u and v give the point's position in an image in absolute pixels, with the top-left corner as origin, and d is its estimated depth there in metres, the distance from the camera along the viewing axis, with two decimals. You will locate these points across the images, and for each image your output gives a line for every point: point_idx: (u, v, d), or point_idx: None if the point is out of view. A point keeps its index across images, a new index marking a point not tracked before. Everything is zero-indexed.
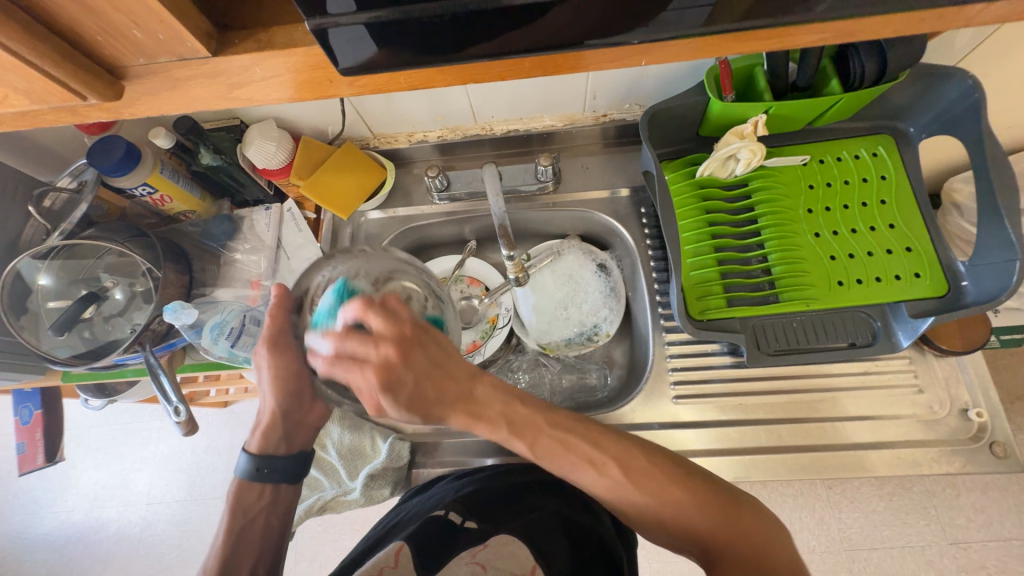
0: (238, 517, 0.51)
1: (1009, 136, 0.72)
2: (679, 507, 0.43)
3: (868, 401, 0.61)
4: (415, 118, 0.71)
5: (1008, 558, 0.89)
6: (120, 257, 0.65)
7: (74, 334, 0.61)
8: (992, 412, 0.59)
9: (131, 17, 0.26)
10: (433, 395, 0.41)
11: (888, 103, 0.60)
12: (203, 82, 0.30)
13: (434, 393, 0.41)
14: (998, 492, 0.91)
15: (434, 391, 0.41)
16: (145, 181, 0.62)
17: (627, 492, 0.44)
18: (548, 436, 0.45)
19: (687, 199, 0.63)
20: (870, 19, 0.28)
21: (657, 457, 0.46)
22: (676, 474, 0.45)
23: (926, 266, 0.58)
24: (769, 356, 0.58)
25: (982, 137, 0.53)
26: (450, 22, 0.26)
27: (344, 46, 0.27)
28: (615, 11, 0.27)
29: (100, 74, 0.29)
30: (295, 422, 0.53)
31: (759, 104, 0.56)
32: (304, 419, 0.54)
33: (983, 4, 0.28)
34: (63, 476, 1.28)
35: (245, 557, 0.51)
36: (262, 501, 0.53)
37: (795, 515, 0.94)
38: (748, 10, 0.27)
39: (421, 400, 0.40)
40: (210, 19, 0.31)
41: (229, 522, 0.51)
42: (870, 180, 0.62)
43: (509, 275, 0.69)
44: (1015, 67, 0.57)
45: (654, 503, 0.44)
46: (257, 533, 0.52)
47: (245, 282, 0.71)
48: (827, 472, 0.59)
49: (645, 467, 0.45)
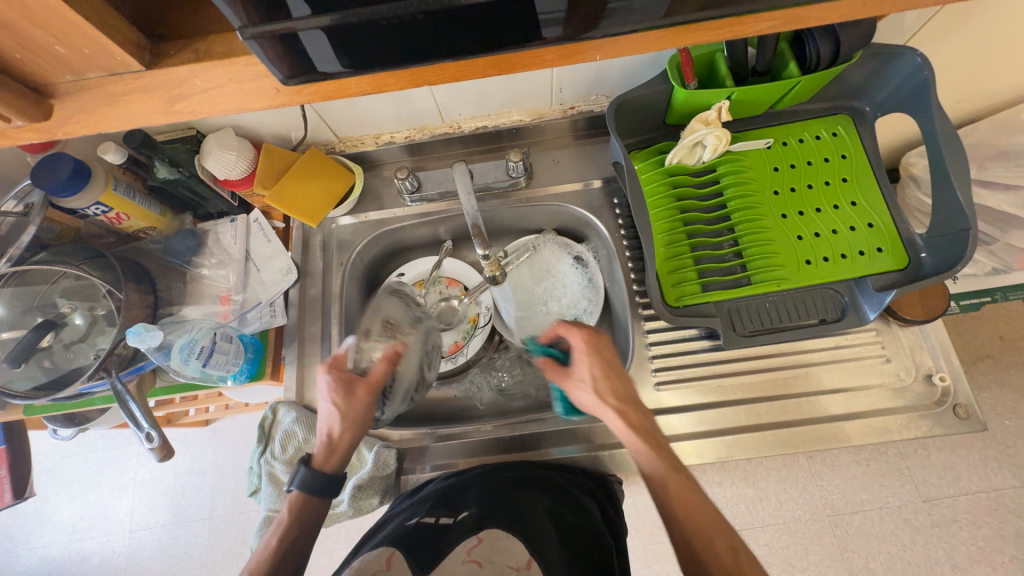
0: (284, 533, 0.48)
1: (959, 110, 0.75)
2: None
3: (841, 373, 0.63)
4: (380, 120, 0.69)
5: (977, 510, 0.94)
6: (77, 281, 0.62)
7: (33, 364, 0.58)
8: (955, 376, 0.62)
9: (53, 32, 0.25)
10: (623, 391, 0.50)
11: (845, 83, 0.62)
12: (140, 96, 0.29)
13: (628, 393, 0.50)
14: (965, 449, 0.96)
15: (614, 383, 0.50)
16: (97, 200, 0.59)
17: None
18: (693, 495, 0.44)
19: (657, 188, 0.64)
20: (814, 7, 0.29)
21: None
22: None
23: (888, 240, 0.60)
24: (745, 337, 0.59)
25: (933, 114, 0.55)
26: (395, 26, 0.25)
27: (289, 53, 0.26)
28: (571, 9, 0.26)
29: (26, 94, 0.27)
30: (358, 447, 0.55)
31: (720, 91, 0.57)
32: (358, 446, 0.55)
33: None
34: (36, 511, 1.22)
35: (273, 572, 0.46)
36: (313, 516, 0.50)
37: (780, 487, 0.98)
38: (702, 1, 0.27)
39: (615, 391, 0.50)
40: (143, 29, 0.29)
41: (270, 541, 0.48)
42: (831, 159, 0.64)
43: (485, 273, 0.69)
44: (961, 43, 0.59)
45: None
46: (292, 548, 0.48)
47: (213, 298, 0.69)
48: (806, 445, 0.60)
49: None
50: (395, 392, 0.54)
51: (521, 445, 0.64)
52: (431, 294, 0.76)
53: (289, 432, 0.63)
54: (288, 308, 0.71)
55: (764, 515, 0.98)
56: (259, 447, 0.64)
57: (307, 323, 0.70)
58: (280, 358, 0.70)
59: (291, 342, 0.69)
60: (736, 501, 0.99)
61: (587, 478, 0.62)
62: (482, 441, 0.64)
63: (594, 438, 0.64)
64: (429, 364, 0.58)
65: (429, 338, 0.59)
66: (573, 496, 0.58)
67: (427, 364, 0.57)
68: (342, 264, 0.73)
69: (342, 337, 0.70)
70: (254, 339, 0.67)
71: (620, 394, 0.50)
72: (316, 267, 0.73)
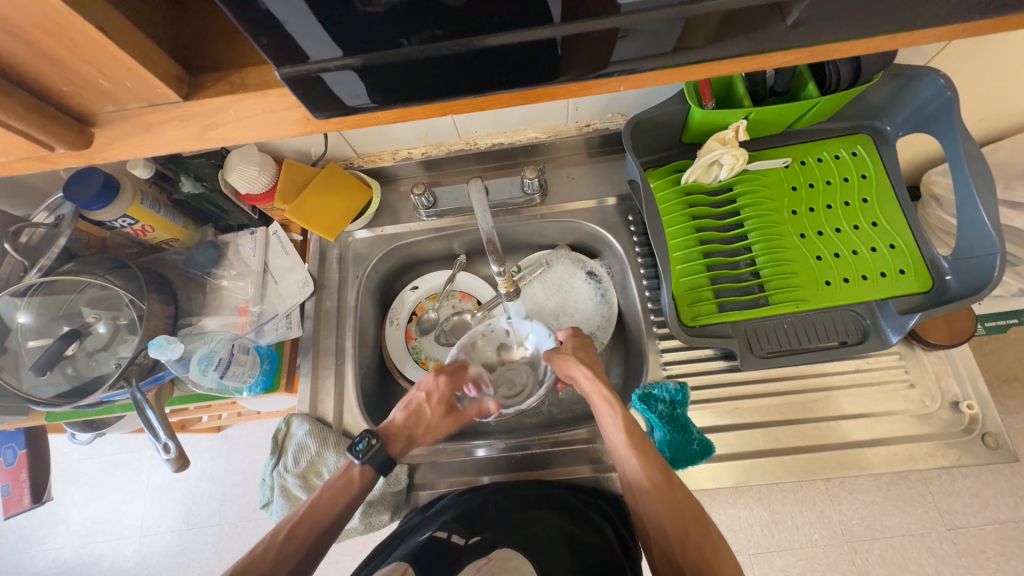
0: (336, 500, 0.53)
1: (983, 129, 0.74)
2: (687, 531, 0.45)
3: (863, 398, 0.61)
4: (398, 137, 0.70)
5: (1006, 541, 0.90)
6: (102, 290, 0.64)
7: (57, 372, 0.59)
8: (983, 403, 0.60)
9: (99, 67, 0.26)
10: (591, 361, 0.59)
11: (865, 103, 0.61)
12: (176, 125, 0.30)
13: (597, 362, 0.59)
14: (992, 476, 0.92)
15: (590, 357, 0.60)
16: (125, 213, 0.60)
17: (659, 499, 0.48)
18: (634, 433, 0.52)
19: (673, 206, 0.64)
20: (838, 44, 0.28)
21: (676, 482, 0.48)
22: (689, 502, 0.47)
23: (911, 263, 0.59)
24: (762, 359, 0.58)
25: (957, 135, 0.53)
26: (420, 64, 0.26)
27: (317, 88, 0.27)
28: (594, 46, 0.26)
29: (69, 123, 0.29)
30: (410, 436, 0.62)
31: (738, 111, 0.57)
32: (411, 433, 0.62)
33: (952, 22, 0.27)
34: (51, 514, 1.24)
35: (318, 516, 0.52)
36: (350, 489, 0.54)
37: (796, 510, 0.95)
38: (715, 34, 0.27)
39: (582, 361, 0.59)
40: (180, 60, 0.30)
41: (324, 504, 0.52)
42: (850, 179, 0.63)
43: (501, 290, 0.68)
44: (982, 63, 0.58)
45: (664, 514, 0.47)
46: (326, 504, 0.53)
47: (231, 309, 0.70)
48: (828, 472, 0.59)
49: (672, 479, 0.48)
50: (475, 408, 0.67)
51: (531, 463, 0.64)
52: (443, 308, 0.78)
53: (302, 444, 0.63)
54: (304, 320, 0.72)
55: (778, 539, 0.95)
56: (272, 459, 0.64)
57: (322, 336, 0.71)
58: (295, 368, 0.71)
59: (306, 355, 0.70)
60: (750, 524, 0.96)
61: (602, 500, 0.60)
62: (492, 459, 0.64)
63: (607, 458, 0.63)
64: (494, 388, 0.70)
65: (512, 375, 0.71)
66: (587, 519, 0.56)
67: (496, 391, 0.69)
68: (357, 277, 0.73)
69: (356, 350, 0.71)
70: (269, 351, 0.68)
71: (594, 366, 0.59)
72: (332, 280, 0.74)
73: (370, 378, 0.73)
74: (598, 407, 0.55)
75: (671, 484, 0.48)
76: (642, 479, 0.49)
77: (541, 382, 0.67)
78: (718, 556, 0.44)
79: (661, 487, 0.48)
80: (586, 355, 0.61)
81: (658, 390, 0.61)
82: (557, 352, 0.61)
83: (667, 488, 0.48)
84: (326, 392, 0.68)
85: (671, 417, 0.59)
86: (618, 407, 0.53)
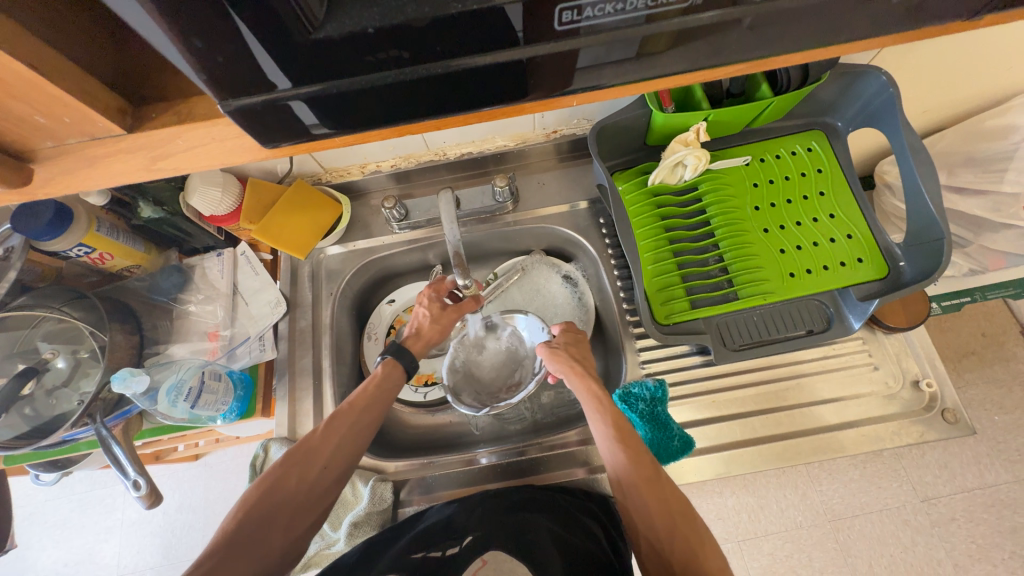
0: (372, 389, 0.57)
1: (927, 121, 0.78)
2: (674, 524, 0.46)
3: (832, 383, 0.64)
4: (366, 151, 0.70)
5: (974, 507, 0.95)
6: (59, 323, 0.60)
7: (13, 413, 0.55)
8: (941, 381, 0.63)
9: (34, 104, 0.25)
10: (582, 358, 0.60)
11: (817, 99, 0.64)
12: (122, 157, 0.29)
13: (587, 361, 0.61)
14: (958, 447, 0.98)
15: (579, 352, 0.62)
16: (81, 241, 0.58)
17: (648, 489, 0.47)
18: (624, 430, 0.52)
19: (642, 207, 0.65)
20: (780, 56, 0.30)
21: (664, 478, 0.49)
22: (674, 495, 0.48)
23: (868, 251, 0.62)
24: (735, 352, 0.59)
25: (901, 128, 0.56)
26: (373, 93, 0.26)
27: (268, 119, 0.26)
28: (547, 68, 0.27)
29: (6, 160, 0.28)
30: (421, 337, 0.66)
31: (697, 113, 0.59)
32: (422, 331, 0.66)
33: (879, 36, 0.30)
34: (17, 560, 1.17)
35: (345, 422, 0.54)
36: (373, 394, 0.57)
37: (780, 494, 0.98)
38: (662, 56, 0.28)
39: (573, 357, 0.60)
40: (123, 90, 0.29)
41: (362, 393, 0.56)
42: (807, 173, 0.66)
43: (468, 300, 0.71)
44: (922, 60, 0.61)
45: (651, 511, 0.46)
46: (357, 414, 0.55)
47: (201, 334, 0.68)
48: (805, 458, 0.60)
49: (661, 474, 0.49)
50: (480, 401, 0.67)
51: (519, 471, 0.64)
52: None
53: None
54: (278, 340, 0.70)
55: (765, 524, 0.98)
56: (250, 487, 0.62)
57: (298, 356, 0.69)
58: (271, 392, 0.69)
59: (282, 377, 0.68)
60: (738, 512, 0.99)
61: (591, 501, 0.60)
62: (478, 469, 0.64)
63: (593, 459, 0.63)
64: (497, 384, 0.70)
65: (513, 368, 0.71)
66: (576, 520, 0.57)
67: (497, 386, 0.70)
68: (331, 293, 0.72)
69: (334, 368, 0.69)
70: (243, 375, 0.66)
71: (581, 358, 0.61)
72: (305, 298, 0.72)
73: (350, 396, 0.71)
74: (586, 402, 0.55)
75: (660, 479, 0.48)
76: (632, 473, 0.48)
77: (537, 373, 0.67)
78: (705, 549, 0.44)
79: (651, 479, 0.48)
80: (577, 352, 0.62)
81: (636, 390, 0.62)
82: (551, 344, 0.63)
83: (657, 482, 0.48)
84: (305, 413, 0.66)
85: (651, 415, 0.60)
86: (605, 404, 0.54)
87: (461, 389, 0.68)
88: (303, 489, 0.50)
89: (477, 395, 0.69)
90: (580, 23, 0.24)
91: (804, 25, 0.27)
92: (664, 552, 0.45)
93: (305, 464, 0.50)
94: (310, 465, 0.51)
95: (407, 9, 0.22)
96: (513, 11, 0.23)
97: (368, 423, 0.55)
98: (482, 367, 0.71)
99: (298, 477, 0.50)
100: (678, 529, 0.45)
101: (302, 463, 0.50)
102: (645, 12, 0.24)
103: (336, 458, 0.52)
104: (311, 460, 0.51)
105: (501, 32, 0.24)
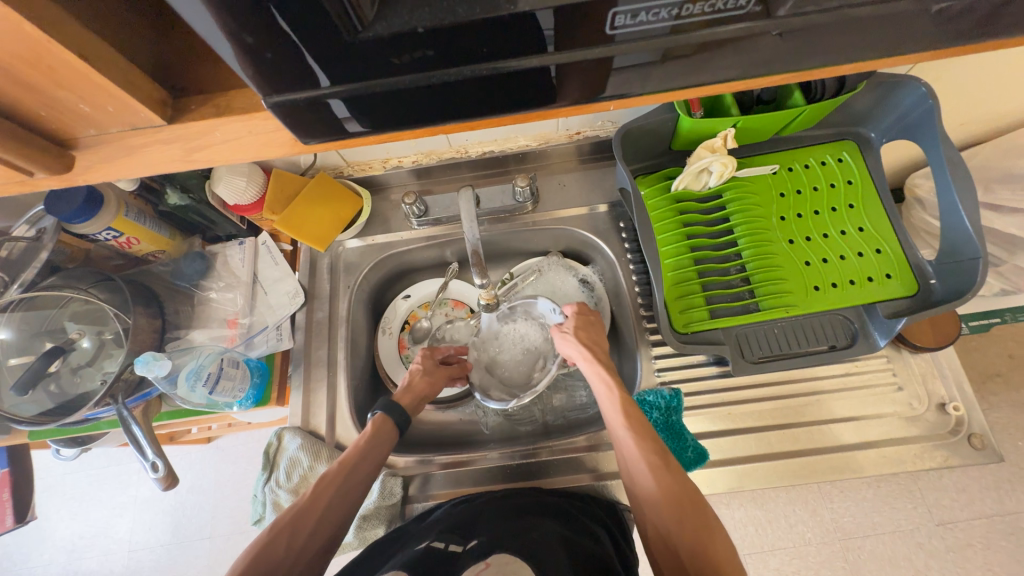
0: (363, 450, 0.56)
1: (965, 133, 0.76)
2: (682, 514, 0.44)
3: (853, 401, 0.62)
4: (389, 146, 0.70)
5: (993, 535, 0.92)
6: (86, 304, 0.62)
7: (40, 390, 0.57)
8: (968, 404, 0.61)
9: (79, 94, 0.26)
10: (594, 342, 0.60)
11: (851, 109, 0.62)
12: (160, 148, 0.30)
13: (599, 345, 0.60)
14: (978, 472, 0.94)
15: (590, 337, 0.60)
16: (109, 225, 0.59)
17: (655, 477, 0.47)
18: (634, 416, 0.52)
19: (664, 213, 0.64)
20: (823, 67, 0.29)
21: (673, 467, 0.47)
22: (681, 481, 0.47)
23: (897, 267, 0.60)
24: (753, 364, 0.58)
25: (940, 142, 0.54)
26: (409, 93, 0.26)
27: (304, 115, 0.26)
28: (584, 74, 0.27)
29: (50, 147, 0.29)
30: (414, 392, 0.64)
31: (726, 119, 0.57)
32: (412, 382, 0.65)
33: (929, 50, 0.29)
34: (36, 530, 1.21)
35: (331, 487, 0.52)
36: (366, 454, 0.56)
37: (789, 509, 0.96)
38: (702, 66, 0.27)
39: (584, 342, 0.59)
40: (161, 81, 0.29)
41: (352, 453, 0.55)
42: (837, 185, 0.64)
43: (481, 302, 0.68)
44: (964, 72, 0.59)
45: (657, 498, 0.46)
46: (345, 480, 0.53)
47: (221, 322, 0.70)
48: (821, 476, 0.59)
49: (670, 459, 0.48)
50: (509, 394, 0.66)
51: (528, 473, 0.64)
52: (436, 316, 0.78)
53: (294, 458, 0.62)
54: (295, 331, 0.71)
55: (772, 538, 0.96)
56: (263, 474, 0.62)
57: (314, 347, 0.70)
58: (286, 381, 0.70)
59: (297, 367, 0.69)
60: (745, 524, 0.97)
61: (598, 509, 0.59)
62: (488, 469, 0.64)
63: (604, 466, 0.63)
64: (520, 375, 0.69)
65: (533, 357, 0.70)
66: (586, 527, 0.56)
67: (520, 377, 0.69)
68: (349, 286, 0.73)
69: (348, 361, 0.70)
70: (259, 364, 0.67)
71: (593, 342, 0.60)
72: (323, 290, 0.73)
73: (362, 390, 0.72)
74: (598, 388, 0.55)
75: (669, 465, 0.47)
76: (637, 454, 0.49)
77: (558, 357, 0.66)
78: (714, 543, 0.43)
79: (657, 467, 0.47)
80: (588, 335, 0.61)
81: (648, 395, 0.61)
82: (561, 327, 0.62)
83: (664, 466, 0.47)
84: (318, 404, 0.67)
85: (666, 424, 0.60)
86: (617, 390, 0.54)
87: (488, 384, 0.68)
88: (291, 555, 0.48)
89: (506, 389, 0.68)
90: (623, 29, 0.24)
91: (853, 37, 0.26)
92: (672, 540, 0.44)
93: (295, 528, 0.49)
94: (299, 530, 0.49)
95: (450, 11, 0.22)
96: (554, 16, 0.23)
97: (356, 485, 0.54)
98: (505, 362, 0.70)
99: (287, 541, 0.48)
100: (688, 522, 0.44)
101: (292, 530, 0.49)
102: (671, 23, 0.24)
103: (325, 523, 0.51)
104: (301, 523, 0.49)
105: (541, 36, 0.24)
